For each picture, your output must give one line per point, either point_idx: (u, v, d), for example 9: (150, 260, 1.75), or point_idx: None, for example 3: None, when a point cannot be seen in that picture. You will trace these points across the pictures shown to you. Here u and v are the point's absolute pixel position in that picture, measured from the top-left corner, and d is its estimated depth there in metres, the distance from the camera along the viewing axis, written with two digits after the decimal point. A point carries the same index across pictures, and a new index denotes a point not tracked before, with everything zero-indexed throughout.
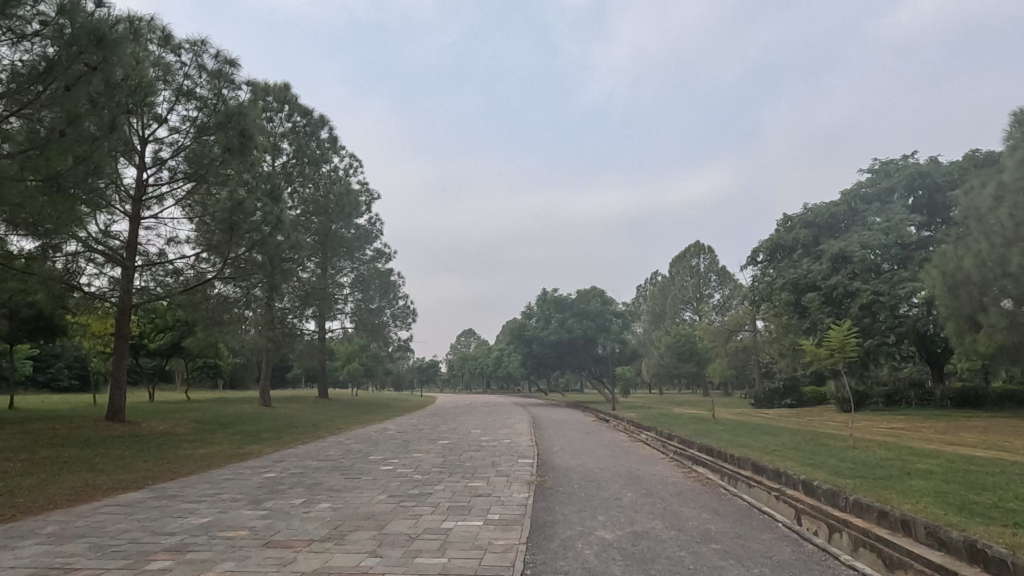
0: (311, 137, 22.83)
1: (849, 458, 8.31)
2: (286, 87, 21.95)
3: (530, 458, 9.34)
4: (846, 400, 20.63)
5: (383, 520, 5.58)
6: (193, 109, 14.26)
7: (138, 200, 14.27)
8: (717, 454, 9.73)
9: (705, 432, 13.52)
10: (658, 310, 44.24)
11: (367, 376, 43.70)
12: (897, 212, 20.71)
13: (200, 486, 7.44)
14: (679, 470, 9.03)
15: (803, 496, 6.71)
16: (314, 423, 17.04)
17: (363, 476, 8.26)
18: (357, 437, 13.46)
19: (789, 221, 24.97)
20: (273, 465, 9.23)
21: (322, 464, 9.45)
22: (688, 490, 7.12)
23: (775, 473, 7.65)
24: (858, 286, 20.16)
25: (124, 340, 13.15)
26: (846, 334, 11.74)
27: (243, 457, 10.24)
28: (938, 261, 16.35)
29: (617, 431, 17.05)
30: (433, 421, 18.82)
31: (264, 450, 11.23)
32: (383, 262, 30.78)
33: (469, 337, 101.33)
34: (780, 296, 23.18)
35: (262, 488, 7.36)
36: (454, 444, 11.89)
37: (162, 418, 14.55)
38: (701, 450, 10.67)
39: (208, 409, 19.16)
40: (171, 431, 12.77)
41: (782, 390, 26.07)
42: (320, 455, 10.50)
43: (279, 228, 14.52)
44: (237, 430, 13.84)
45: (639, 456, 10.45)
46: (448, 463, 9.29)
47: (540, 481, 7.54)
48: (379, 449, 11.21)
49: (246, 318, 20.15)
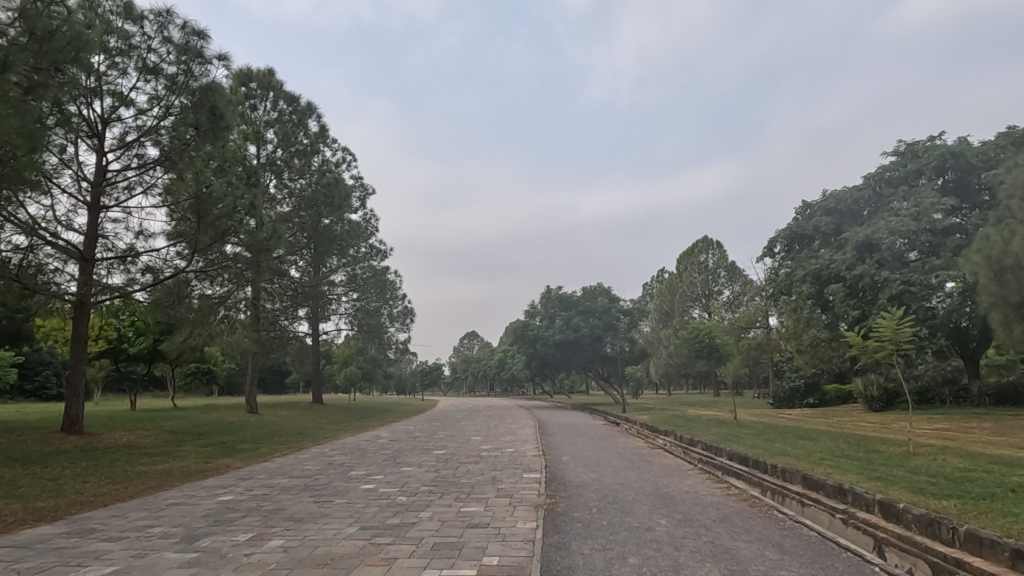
0: (298, 126, 21.27)
1: (922, 469, 6.88)
2: (270, 73, 20.60)
3: (536, 473, 7.93)
4: (874, 399, 19.22)
5: (344, 569, 4.18)
6: (160, 87, 12.92)
7: (99, 188, 12.97)
8: (754, 463, 8.35)
9: (731, 436, 12.14)
10: (665, 308, 42.83)
11: (366, 380, 42.47)
12: (926, 196, 19.27)
13: (132, 517, 6.03)
14: (713, 485, 7.62)
15: (883, 521, 5.33)
16: (301, 431, 15.67)
17: (337, 498, 6.86)
18: (344, 448, 12.08)
19: (807, 209, 23.63)
20: (235, 485, 7.84)
21: (294, 482, 8.08)
22: (735, 515, 5.73)
23: (835, 491, 6.29)
24: (885, 276, 18.68)
25: (83, 345, 11.81)
26: (898, 323, 10.36)
27: (206, 475, 8.87)
28: (979, 245, 14.77)
29: (630, 436, 15.70)
30: (432, 427, 17.46)
31: (234, 464, 9.84)
32: (378, 260, 29.35)
33: (473, 339, 100.21)
34: (801, 289, 21.80)
35: (208, 518, 5.95)
36: (450, 455, 10.49)
37: (130, 429, 13.16)
38: (732, 458, 9.25)
39: (188, 417, 17.78)
40: (133, 443, 11.38)
41: (803, 389, 24.63)
42: (294, 471, 9.10)
43: (253, 212, 12.93)
44: (211, 442, 12.45)
45: (661, 467, 9.05)
46: (441, 480, 7.89)
47: (550, 504, 6.16)
48: (364, 462, 9.86)
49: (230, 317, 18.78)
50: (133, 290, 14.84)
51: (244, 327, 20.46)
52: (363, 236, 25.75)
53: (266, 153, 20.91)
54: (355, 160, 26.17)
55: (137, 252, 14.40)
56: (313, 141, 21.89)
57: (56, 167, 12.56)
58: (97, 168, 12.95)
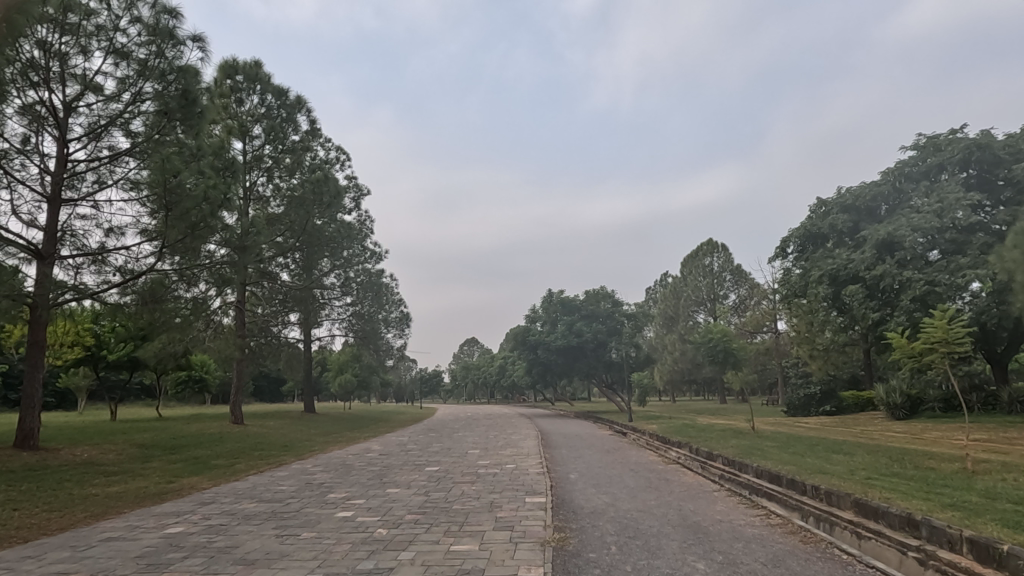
0: (286, 121, 20.07)
1: (1000, 494, 5.76)
2: (258, 64, 19.52)
3: (541, 496, 6.83)
4: (897, 406, 18.11)
5: None
6: (129, 72, 11.92)
7: (60, 179, 11.92)
8: (789, 482, 7.28)
9: (755, 449, 11.01)
10: (670, 312, 41.22)
11: (362, 388, 41.25)
12: (951, 191, 18.06)
13: (49, 560, 4.93)
14: (749, 512, 6.51)
15: (975, 566, 4.24)
16: (285, 444, 14.55)
17: (303, 531, 5.74)
18: (328, 464, 10.95)
19: (822, 207, 22.63)
20: (192, 512, 6.74)
21: (261, 508, 7.00)
22: (790, 558, 4.63)
23: (902, 522, 5.20)
24: (908, 276, 17.59)
25: (41, 350, 10.85)
26: (944, 325, 9.25)
27: (164, 498, 7.77)
28: (1016, 240, 13.62)
29: (640, 447, 14.60)
30: (427, 439, 16.27)
31: (200, 484, 8.73)
32: (373, 262, 28.39)
33: (473, 346, 99.05)
34: (816, 291, 20.74)
35: (140, 561, 4.84)
36: (444, 473, 9.39)
37: (95, 444, 12.07)
38: (760, 476, 8.18)
39: (166, 428, 16.63)
40: (94, 460, 10.28)
41: (818, 396, 22.93)
42: (266, 494, 7.99)
43: (227, 206, 11.78)
44: (182, 457, 11.33)
45: (682, 487, 7.95)
46: (430, 506, 6.76)
47: (560, 541, 5.11)
48: (346, 482, 8.77)
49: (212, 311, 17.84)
50: (103, 292, 13.71)
51: (229, 332, 19.34)
52: (356, 238, 24.73)
53: (253, 149, 20.02)
54: (349, 159, 25.15)
55: (107, 251, 13.26)
56: (303, 136, 20.82)
57: (14, 156, 11.57)
58: (59, 159, 11.89)
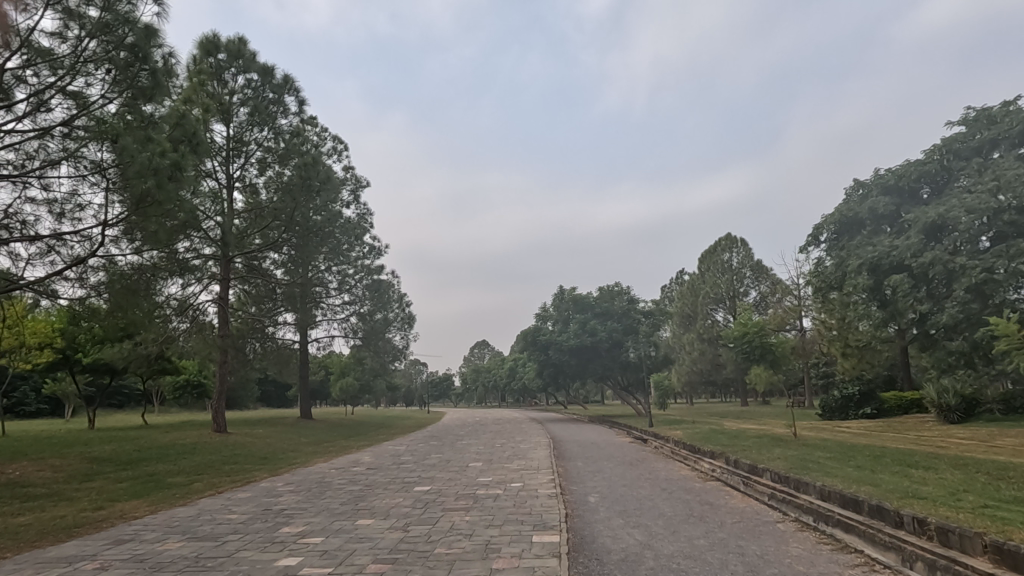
0: (273, 102, 18.45)
1: None
2: (242, 41, 17.93)
3: (554, 535, 5.14)
4: (952, 409, 16.23)
5: None
6: (72, 31, 10.27)
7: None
8: (880, 512, 5.52)
9: (809, 461, 9.22)
10: (687, 311, 39.38)
11: (367, 392, 39.74)
12: (1007, 167, 16.18)
13: None
14: (842, 561, 4.73)
15: None
16: (265, 457, 12.94)
17: None
18: (302, 482, 9.30)
19: (859, 189, 20.84)
20: (90, 559, 5.07)
21: (186, 550, 5.34)
22: None
23: None
24: (962, 262, 15.73)
25: None
26: None
27: (77, 531, 6.16)
28: None
29: (665, 458, 12.86)
30: (426, 449, 14.59)
31: (133, 512, 7.09)
32: (373, 258, 26.90)
33: (483, 348, 97.79)
34: (855, 282, 18.91)
35: None
36: (435, 496, 7.64)
37: (40, 459, 10.47)
38: (829, 500, 6.42)
39: (139, 438, 15.06)
40: (21, 479, 8.67)
41: (857, 397, 20.98)
42: (206, 526, 6.34)
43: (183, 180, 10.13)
44: (133, 475, 9.68)
45: (735, 516, 6.19)
46: (405, 550, 5.04)
47: None
48: (313, 509, 7.10)
49: (192, 305, 16.31)
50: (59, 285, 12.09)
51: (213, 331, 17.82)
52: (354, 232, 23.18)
53: (236, 132, 18.52)
54: (347, 149, 23.65)
55: (61, 236, 11.64)
56: (294, 121, 19.12)
57: None
58: None
